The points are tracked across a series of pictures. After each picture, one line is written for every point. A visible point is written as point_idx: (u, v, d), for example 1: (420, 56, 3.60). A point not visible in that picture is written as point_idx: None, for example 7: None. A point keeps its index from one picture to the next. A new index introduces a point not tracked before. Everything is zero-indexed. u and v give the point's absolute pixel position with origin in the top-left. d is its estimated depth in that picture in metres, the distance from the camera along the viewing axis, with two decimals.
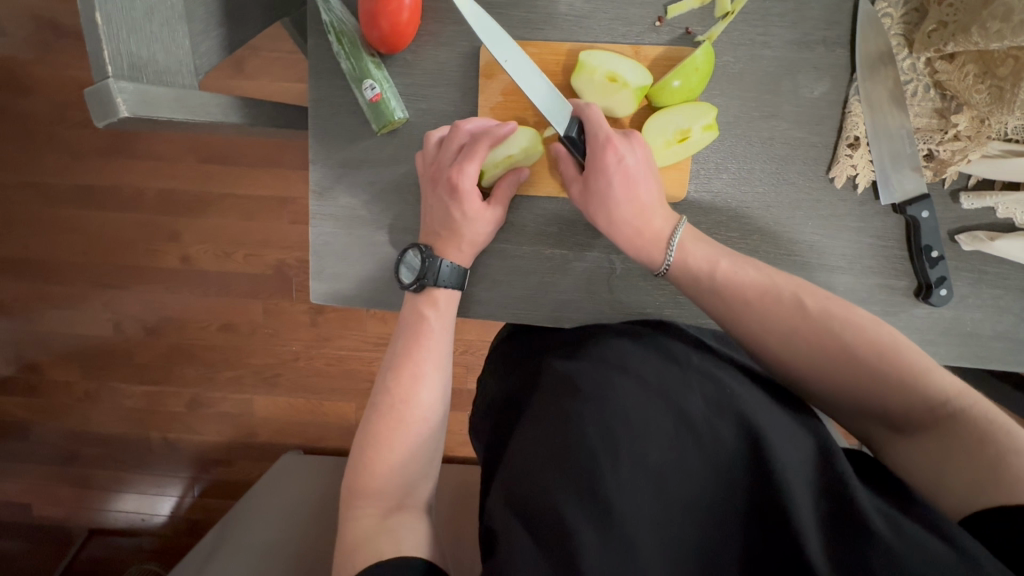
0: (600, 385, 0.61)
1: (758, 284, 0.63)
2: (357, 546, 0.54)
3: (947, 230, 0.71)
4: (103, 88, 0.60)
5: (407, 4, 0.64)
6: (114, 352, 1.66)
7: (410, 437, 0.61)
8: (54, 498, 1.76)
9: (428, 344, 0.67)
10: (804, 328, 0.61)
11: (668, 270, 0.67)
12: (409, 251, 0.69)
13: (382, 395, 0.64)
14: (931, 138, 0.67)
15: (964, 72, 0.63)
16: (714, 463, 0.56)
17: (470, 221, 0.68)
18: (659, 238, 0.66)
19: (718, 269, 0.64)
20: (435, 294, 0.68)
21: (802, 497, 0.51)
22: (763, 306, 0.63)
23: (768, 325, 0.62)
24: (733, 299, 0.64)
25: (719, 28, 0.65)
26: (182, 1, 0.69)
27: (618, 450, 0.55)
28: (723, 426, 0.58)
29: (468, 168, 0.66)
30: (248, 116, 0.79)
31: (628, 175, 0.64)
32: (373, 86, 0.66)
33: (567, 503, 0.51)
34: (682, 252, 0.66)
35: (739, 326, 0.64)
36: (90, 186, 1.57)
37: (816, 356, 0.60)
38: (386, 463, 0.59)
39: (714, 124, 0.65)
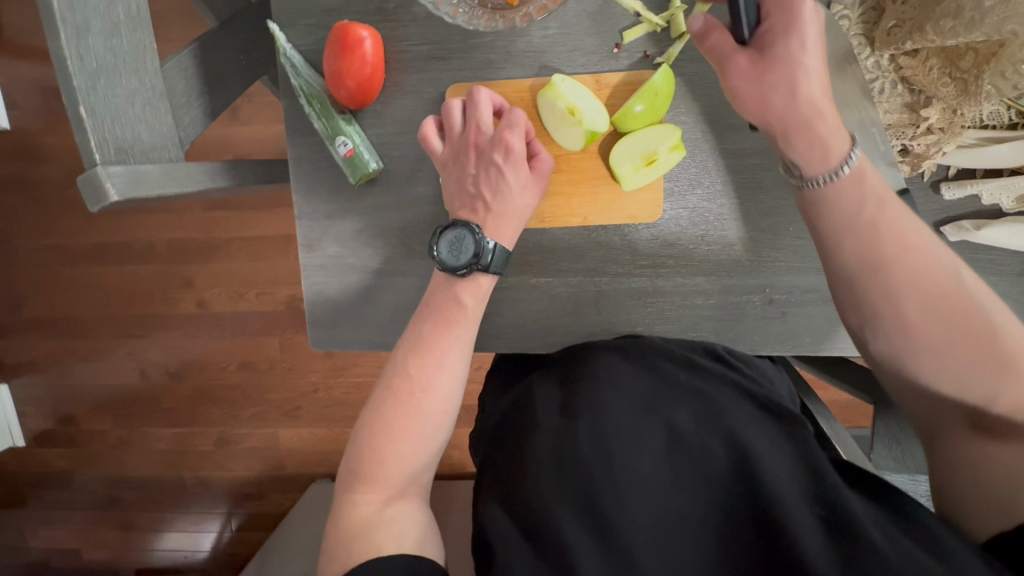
0: (589, 402, 0.62)
1: (907, 243, 0.56)
2: (355, 535, 0.55)
3: (932, 222, 0.70)
4: (92, 176, 0.63)
5: (370, 60, 0.66)
6: (142, 399, 1.72)
7: (422, 428, 0.61)
8: (100, 543, 1.83)
9: (455, 331, 0.65)
10: (953, 296, 0.54)
11: (826, 186, 0.58)
12: (453, 235, 0.67)
13: (399, 376, 0.63)
14: (903, 134, 0.67)
15: (928, 67, 0.63)
16: (706, 473, 0.56)
17: (518, 193, 0.68)
18: (836, 149, 0.57)
19: (875, 199, 0.57)
20: (482, 280, 0.67)
21: (797, 506, 0.52)
22: (919, 263, 0.55)
23: (915, 282, 0.55)
24: (884, 250, 0.56)
25: (677, 48, 0.66)
26: (162, 79, 0.73)
27: (610, 463, 0.57)
28: (714, 437, 0.59)
29: (516, 138, 0.67)
30: (235, 177, 0.82)
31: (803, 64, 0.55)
32: (345, 142, 0.69)
33: (563, 518, 0.53)
34: (860, 169, 0.57)
35: (890, 271, 0.56)
36: (105, 244, 1.64)
37: (957, 330, 0.54)
38: (397, 455, 0.59)
39: (680, 144, 0.66)
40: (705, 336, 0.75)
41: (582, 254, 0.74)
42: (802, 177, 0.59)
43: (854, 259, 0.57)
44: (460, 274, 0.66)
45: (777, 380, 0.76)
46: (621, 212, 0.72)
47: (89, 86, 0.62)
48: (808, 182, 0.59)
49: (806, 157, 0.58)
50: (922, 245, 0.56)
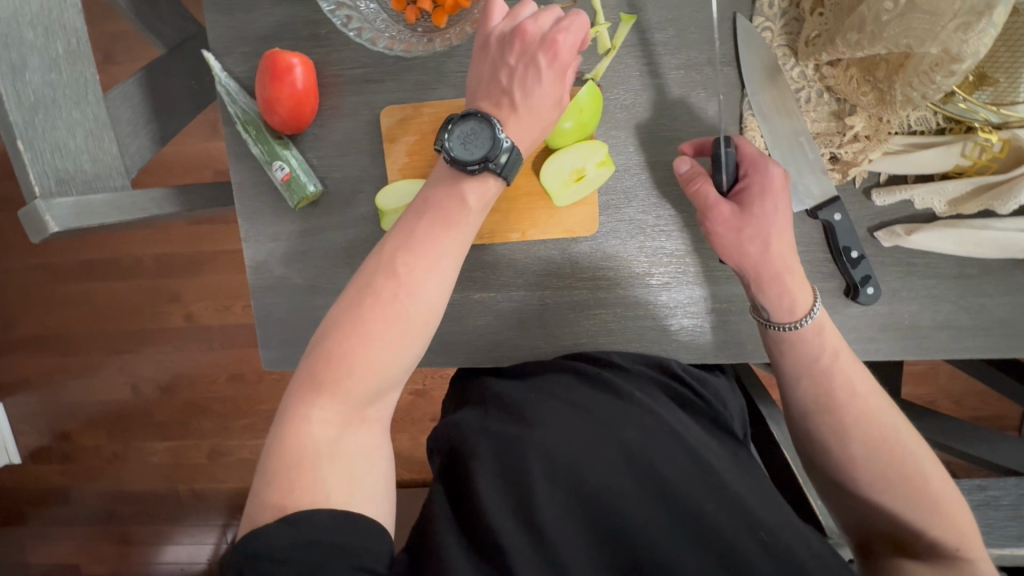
0: (543, 415, 0.64)
1: (855, 393, 0.61)
2: (305, 454, 0.49)
3: (866, 228, 0.70)
4: (33, 208, 0.65)
5: (300, 86, 0.67)
6: (133, 414, 1.74)
7: (399, 341, 0.53)
8: (98, 557, 1.85)
9: (450, 234, 0.57)
10: (892, 443, 0.59)
11: (793, 331, 0.64)
12: (471, 126, 0.58)
13: (384, 281, 0.54)
14: (831, 142, 0.67)
15: (848, 76, 0.63)
16: (650, 487, 0.56)
17: (542, 96, 0.59)
18: (797, 298, 0.63)
19: (823, 336, 0.63)
20: (489, 182, 0.59)
21: (735, 529, 0.53)
22: (863, 411, 0.60)
23: (861, 426, 0.60)
24: (834, 393, 0.61)
25: (603, 65, 0.67)
26: (106, 110, 0.74)
27: (555, 473, 0.58)
28: (661, 452, 0.59)
29: (570, 35, 0.58)
30: (187, 201, 0.83)
31: (764, 214, 0.64)
32: (282, 166, 0.70)
33: (504, 524, 0.54)
34: (819, 324, 0.63)
35: (833, 400, 0.61)
36: (93, 262, 1.67)
37: (890, 473, 0.58)
38: (368, 362, 0.52)
39: (608, 159, 0.68)
40: (648, 347, 0.75)
41: (524, 268, 0.75)
42: (770, 320, 0.65)
43: (806, 400, 0.63)
44: (471, 171, 0.58)
45: (729, 391, 0.75)
46: (559, 226, 0.73)
47: (28, 120, 0.64)
48: (777, 328, 0.65)
49: (775, 304, 0.63)
50: (869, 395, 0.61)
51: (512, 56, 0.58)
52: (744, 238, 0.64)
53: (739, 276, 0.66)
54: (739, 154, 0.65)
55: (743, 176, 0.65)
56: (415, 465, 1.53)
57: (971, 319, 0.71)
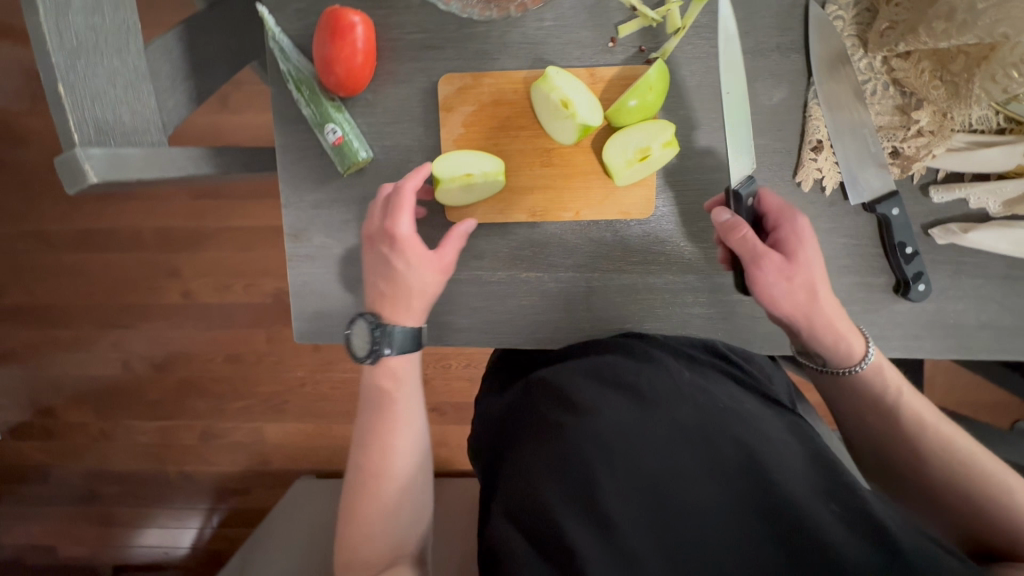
0: (592, 397, 0.59)
1: (923, 422, 0.62)
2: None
3: (921, 224, 0.70)
4: (70, 156, 0.61)
5: (361, 46, 0.65)
6: (124, 391, 1.69)
7: (388, 510, 0.59)
8: (77, 538, 1.79)
9: (393, 413, 0.63)
10: (970, 465, 0.58)
11: (853, 374, 0.65)
12: (355, 322, 0.64)
13: (353, 475, 0.61)
14: (894, 135, 0.67)
15: (919, 69, 0.63)
16: (714, 464, 0.53)
17: (414, 271, 0.64)
18: (844, 341, 0.64)
19: (885, 371, 0.64)
20: (390, 365, 0.64)
21: (809, 500, 0.50)
22: (936, 439, 0.61)
23: (934, 451, 0.60)
24: (903, 426, 0.62)
25: (671, 43, 0.65)
26: (145, 61, 0.71)
27: (612, 460, 0.53)
28: (719, 427, 0.56)
29: (404, 221, 0.64)
30: (220, 164, 0.80)
31: (810, 263, 0.63)
32: (335, 129, 0.67)
33: (568, 517, 0.50)
34: (877, 365, 0.64)
35: (899, 425, 0.63)
36: (89, 231, 1.60)
37: (977, 495, 0.57)
38: (367, 540, 0.57)
39: (673, 140, 0.66)
40: (695, 333, 0.75)
41: (575, 250, 0.73)
42: (826, 364, 0.66)
43: (878, 432, 0.65)
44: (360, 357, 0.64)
45: (776, 375, 0.75)
46: (614, 207, 0.71)
47: (69, 64, 0.60)
48: (836, 372, 0.66)
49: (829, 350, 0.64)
50: (938, 422, 0.62)
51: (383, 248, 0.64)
52: (795, 286, 0.63)
53: (787, 325, 0.65)
54: (766, 207, 0.66)
55: (773, 227, 0.66)
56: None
57: (1015, 321, 0.72)
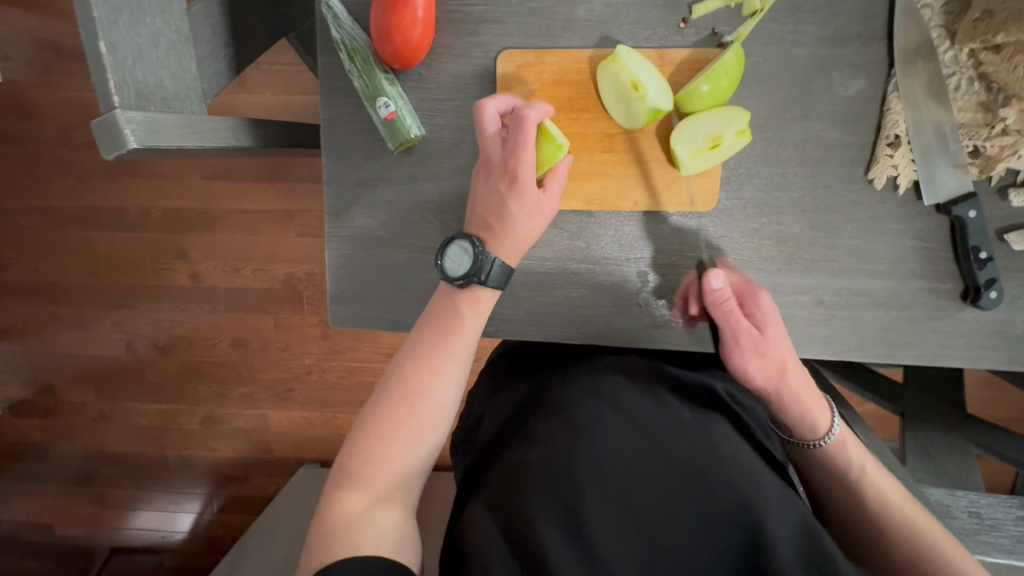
0: (591, 418, 0.55)
1: (887, 502, 0.56)
2: (337, 531, 0.50)
3: (995, 229, 0.67)
4: (110, 118, 0.57)
5: (421, 16, 0.61)
6: (126, 372, 1.65)
7: (422, 432, 0.55)
8: (72, 519, 1.75)
9: (456, 340, 0.59)
10: (936, 558, 0.53)
11: (817, 449, 0.60)
12: (364, 459, 0.54)
13: (393, 382, 0.57)
14: (976, 134, 0.63)
15: (1013, 63, 0.59)
16: (707, 517, 0.49)
17: (523, 216, 0.61)
18: (816, 424, 0.59)
19: (847, 448, 0.59)
20: (478, 293, 0.61)
21: (802, 569, 0.45)
22: (900, 523, 0.55)
23: (903, 537, 0.54)
24: (866, 505, 0.57)
25: (748, 26, 0.62)
26: (188, 23, 0.67)
27: (602, 485, 0.50)
28: (722, 477, 0.50)
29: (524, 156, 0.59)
30: (257, 137, 0.76)
31: (776, 336, 0.59)
32: (388, 103, 0.64)
33: (545, 539, 0.47)
34: (839, 441, 0.59)
35: (864, 502, 0.57)
36: (96, 208, 1.56)
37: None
38: (387, 459, 0.54)
39: (747, 129, 0.62)
40: None
41: (628, 241, 0.70)
42: (793, 437, 0.62)
43: (840, 506, 0.59)
44: (454, 284, 0.60)
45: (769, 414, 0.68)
46: (675, 199, 0.68)
47: (111, 20, 0.56)
48: (799, 443, 0.62)
49: (797, 426, 0.59)
50: (902, 502, 0.56)
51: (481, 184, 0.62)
52: (767, 361, 0.58)
53: (761, 400, 0.62)
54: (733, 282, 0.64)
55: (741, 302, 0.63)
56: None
57: None
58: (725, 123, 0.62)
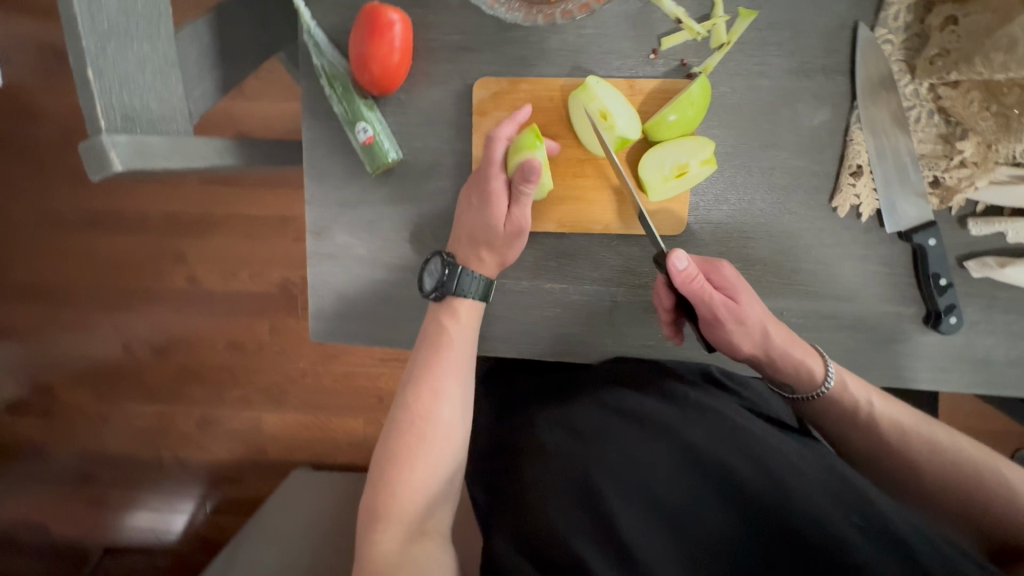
0: (597, 427, 0.60)
1: (903, 428, 0.63)
2: (379, 569, 0.54)
3: (956, 256, 0.69)
4: (96, 143, 0.59)
5: (398, 46, 0.63)
6: (122, 374, 1.67)
7: (435, 453, 0.60)
8: (67, 519, 1.77)
9: (448, 355, 0.65)
10: (963, 464, 0.60)
11: (821, 397, 0.66)
12: (390, 495, 0.58)
13: (402, 412, 0.62)
14: (936, 165, 0.65)
15: (968, 99, 0.62)
16: (726, 495, 0.55)
17: (490, 227, 0.65)
18: (811, 372, 0.65)
19: (855, 394, 0.65)
20: (456, 305, 0.66)
21: (830, 520, 0.52)
22: (923, 442, 0.62)
23: (931, 458, 0.61)
24: (886, 435, 0.63)
25: (716, 58, 0.64)
26: (175, 47, 0.69)
27: (629, 488, 0.55)
28: (735, 457, 0.57)
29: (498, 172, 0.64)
30: (244, 156, 0.79)
31: (752, 304, 0.65)
32: (366, 129, 0.66)
33: (587, 549, 0.51)
34: (841, 383, 0.65)
35: (884, 440, 0.63)
36: (94, 212, 1.58)
37: (985, 497, 0.57)
38: (409, 487, 0.58)
39: (712, 158, 0.64)
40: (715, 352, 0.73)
41: (601, 262, 0.72)
42: (795, 392, 0.68)
43: (865, 447, 0.65)
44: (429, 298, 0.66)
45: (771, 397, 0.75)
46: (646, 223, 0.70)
47: (99, 48, 0.58)
48: (803, 398, 0.67)
49: (794, 379, 0.66)
50: (916, 427, 0.63)
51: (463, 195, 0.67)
52: (747, 328, 0.64)
53: (749, 363, 0.68)
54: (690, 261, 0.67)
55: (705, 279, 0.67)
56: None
57: None
58: (689, 152, 0.64)
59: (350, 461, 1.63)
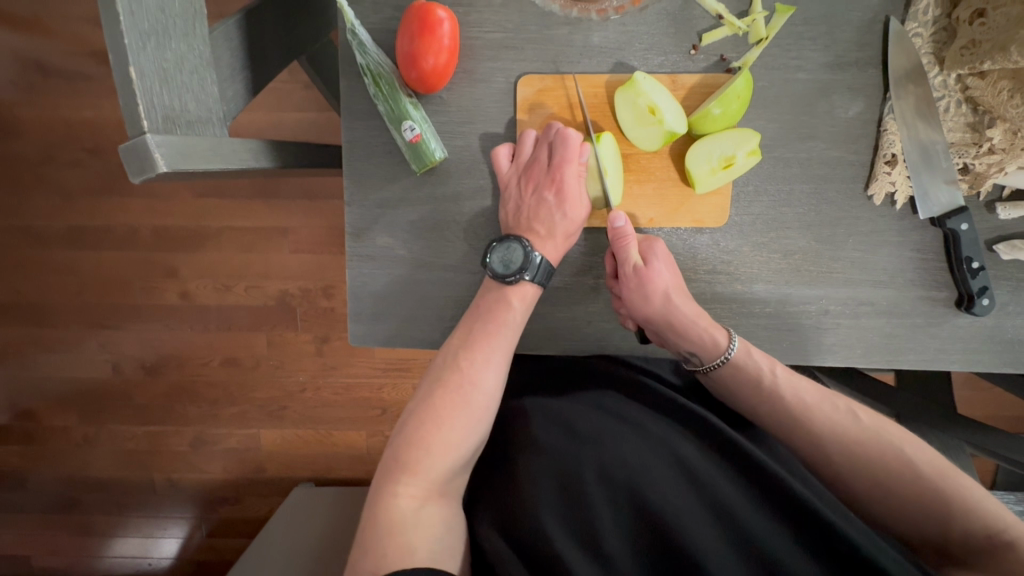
0: (595, 428, 0.63)
1: (807, 404, 0.64)
2: (394, 524, 0.53)
3: (985, 240, 0.71)
4: (139, 143, 0.56)
5: (447, 43, 0.63)
6: (112, 395, 1.60)
7: (474, 417, 0.61)
8: (52, 548, 1.68)
9: (501, 329, 0.65)
10: (865, 442, 0.61)
11: (724, 365, 0.67)
12: (426, 445, 0.58)
13: (447, 373, 0.63)
14: (966, 152, 0.68)
15: (997, 88, 0.64)
16: (713, 508, 0.58)
17: (567, 219, 0.69)
18: (716, 338, 0.67)
19: (777, 373, 0.65)
20: (524, 288, 0.67)
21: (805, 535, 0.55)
22: (823, 419, 0.63)
23: (835, 439, 0.62)
24: (791, 409, 0.64)
25: (755, 53, 0.66)
26: (209, 48, 0.68)
27: (616, 493, 0.58)
28: (721, 476, 0.61)
29: (569, 168, 0.68)
30: (274, 159, 0.77)
31: (659, 270, 0.68)
32: (413, 127, 0.66)
33: (570, 547, 0.53)
34: (744, 350, 0.67)
35: (806, 425, 0.63)
36: (81, 226, 1.52)
37: (886, 478, 0.60)
38: (442, 446, 0.58)
39: (758, 149, 0.66)
40: (760, 344, 0.73)
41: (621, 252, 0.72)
42: (700, 364, 0.69)
43: (771, 421, 0.65)
44: (512, 281, 0.66)
45: None
46: (688, 215, 0.71)
47: (140, 46, 0.56)
48: (708, 369, 0.68)
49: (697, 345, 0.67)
50: (821, 404, 0.64)
51: (524, 190, 0.68)
52: (649, 291, 0.67)
53: (662, 334, 0.69)
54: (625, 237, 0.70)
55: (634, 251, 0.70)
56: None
57: None
58: (738, 146, 0.65)
59: (355, 475, 1.59)
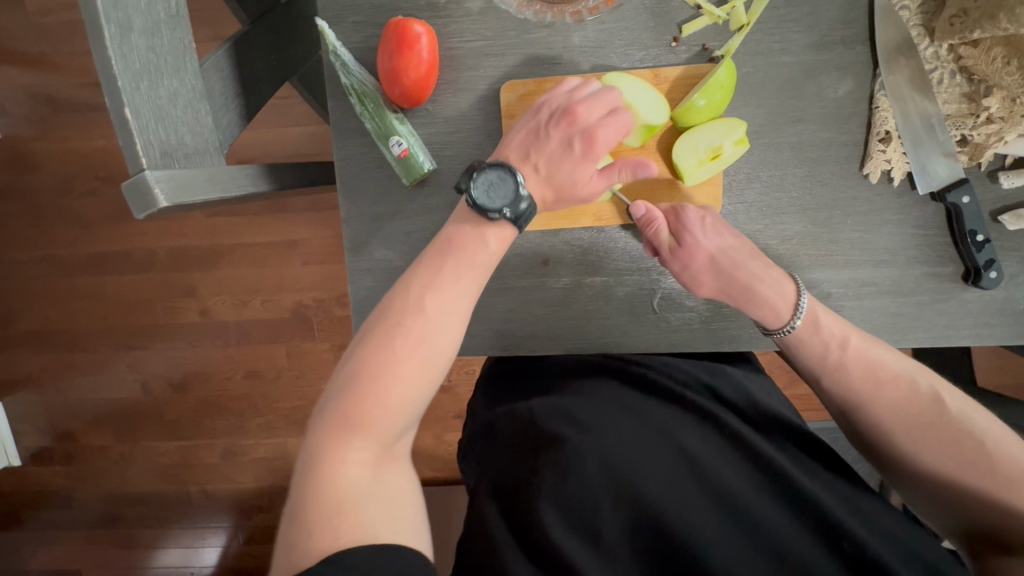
0: (597, 418, 0.63)
1: (879, 375, 0.61)
2: (345, 501, 0.47)
3: (989, 211, 0.70)
4: (139, 181, 0.58)
5: (426, 57, 0.64)
6: (144, 413, 1.67)
7: (425, 354, 0.54)
8: (100, 562, 1.76)
9: (464, 263, 0.58)
10: (936, 423, 0.58)
11: (789, 334, 0.66)
12: (375, 386, 0.51)
13: (392, 307, 0.55)
14: (963, 124, 0.66)
15: (991, 56, 0.63)
16: (714, 497, 0.57)
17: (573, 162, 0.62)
18: (787, 300, 0.65)
19: (849, 344, 0.63)
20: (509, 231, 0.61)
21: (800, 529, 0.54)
22: (897, 391, 0.60)
23: (899, 415, 0.60)
24: (856, 383, 0.62)
25: (737, 40, 0.65)
26: (201, 80, 0.70)
27: (616, 480, 0.58)
28: (725, 466, 0.60)
29: (594, 109, 0.62)
30: (271, 181, 0.79)
31: (701, 240, 0.66)
32: (400, 142, 0.66)
33: (567, 534, 0.53)
34: (812, 319, 0.65)
35: (871, 396, 0.61)
36: (102, 253, 1.58)
37: (950, 463, 0.57)
38: (395, 391, 0.52)
39: (745, 138, 0.66)
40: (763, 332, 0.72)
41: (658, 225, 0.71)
42: (769, 328, 0.67)
43: (835, 396, 0.64)
44: (494, 219, 0.60)
45: (768, 388, 0.76)
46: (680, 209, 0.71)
47: (133, 87, 0.58)
48: (774, 332, 0.67)
49: (769, 311, 0.65)
50: (899, 374, 0.61)
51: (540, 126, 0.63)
52: (698, 266, 0.66)
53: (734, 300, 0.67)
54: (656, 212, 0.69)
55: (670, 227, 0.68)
56: (437, 464, 1.38)
57: None
58: (727, 135, 0.65)
59: None
